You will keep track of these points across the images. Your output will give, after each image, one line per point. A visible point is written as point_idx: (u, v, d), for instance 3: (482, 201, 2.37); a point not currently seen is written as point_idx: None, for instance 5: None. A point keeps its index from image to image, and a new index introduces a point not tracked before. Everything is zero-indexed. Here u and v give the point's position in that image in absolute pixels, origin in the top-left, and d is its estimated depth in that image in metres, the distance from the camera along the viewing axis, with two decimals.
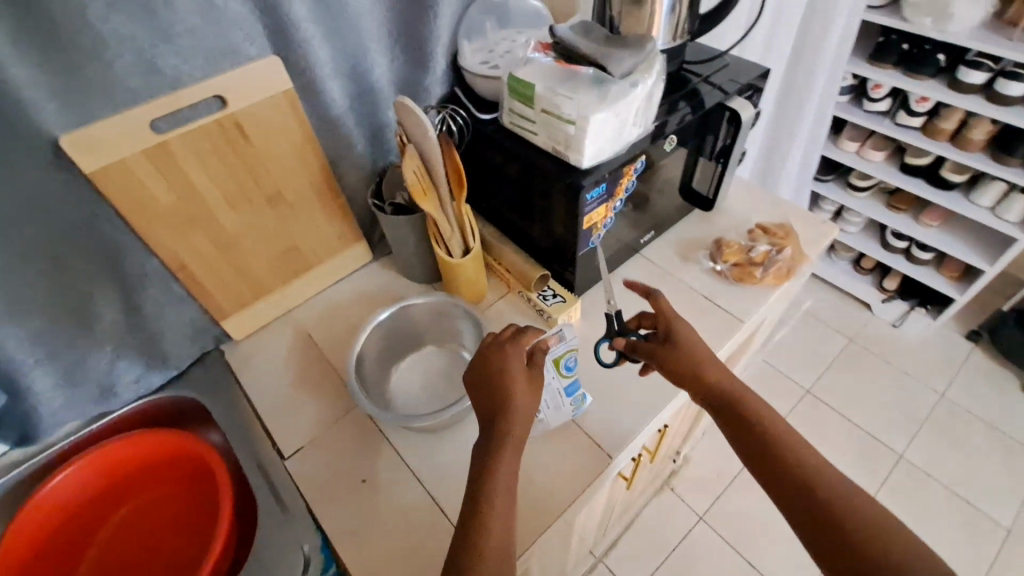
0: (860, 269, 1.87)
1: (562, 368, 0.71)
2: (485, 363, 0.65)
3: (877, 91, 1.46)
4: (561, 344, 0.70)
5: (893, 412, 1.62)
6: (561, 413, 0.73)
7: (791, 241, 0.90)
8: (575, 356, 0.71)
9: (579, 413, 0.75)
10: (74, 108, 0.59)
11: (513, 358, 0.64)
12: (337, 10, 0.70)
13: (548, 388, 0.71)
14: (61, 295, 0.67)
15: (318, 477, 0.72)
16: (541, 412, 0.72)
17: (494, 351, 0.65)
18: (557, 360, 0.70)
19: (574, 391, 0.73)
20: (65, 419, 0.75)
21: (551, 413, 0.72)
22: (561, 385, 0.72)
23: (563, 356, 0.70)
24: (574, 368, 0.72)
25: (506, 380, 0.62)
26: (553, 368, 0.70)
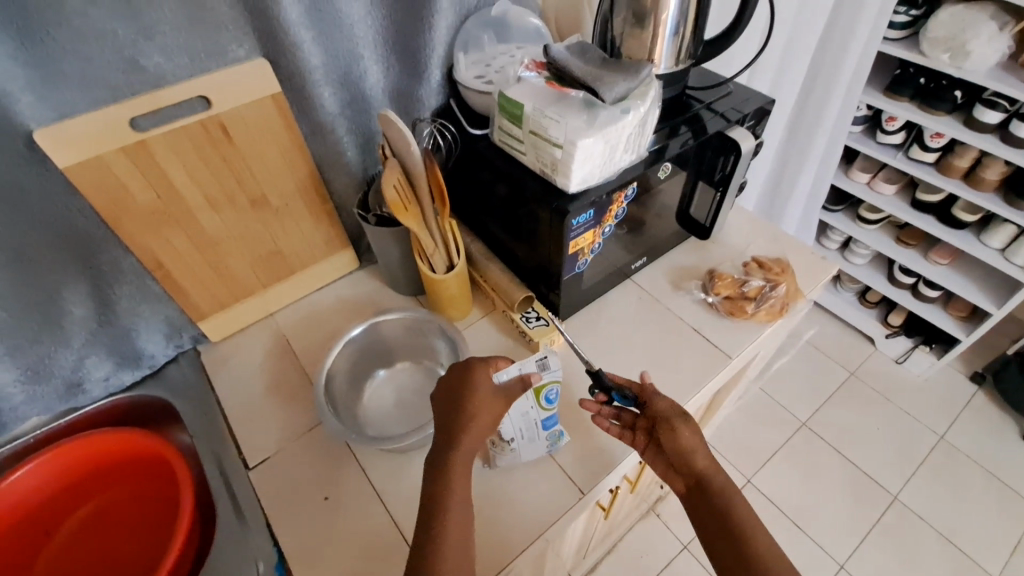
0: (865, 303, 1.83)
1: (543, 400, 0.66)
2: (453, 384, 0.63)
3: (891, 124, 1.43)
4: (544, 375, 0.65)
5: (890, 452, 1.58)
6: (535, 446, 0.69)
7: (787, 277, 0.87)
8: (558, 388, 0.67)
9: (554, 450, 0.71)
10: (50, 101, 0.58)
11: (479, 380, 0.62)
12: (329, 16, 0.69)
13: (526, 418, 0.67)
14: (30, 288, 0.66)
15: (281, 490, 0.70)
16: (516, 441, 0.67)
17: (462, 370, 0.64)
18: (539, 390, 0.66)
19: (551, 425, 0.69)
20: (30, 413, 0.74)
21: (526, 443, 0.68)
22: (540, 417, 0.67)
23: (545, 387, 0.66)
24: (555, 400, 0.68)
25: (474, 406, 0.60)
26: (534, 398, 0.66)
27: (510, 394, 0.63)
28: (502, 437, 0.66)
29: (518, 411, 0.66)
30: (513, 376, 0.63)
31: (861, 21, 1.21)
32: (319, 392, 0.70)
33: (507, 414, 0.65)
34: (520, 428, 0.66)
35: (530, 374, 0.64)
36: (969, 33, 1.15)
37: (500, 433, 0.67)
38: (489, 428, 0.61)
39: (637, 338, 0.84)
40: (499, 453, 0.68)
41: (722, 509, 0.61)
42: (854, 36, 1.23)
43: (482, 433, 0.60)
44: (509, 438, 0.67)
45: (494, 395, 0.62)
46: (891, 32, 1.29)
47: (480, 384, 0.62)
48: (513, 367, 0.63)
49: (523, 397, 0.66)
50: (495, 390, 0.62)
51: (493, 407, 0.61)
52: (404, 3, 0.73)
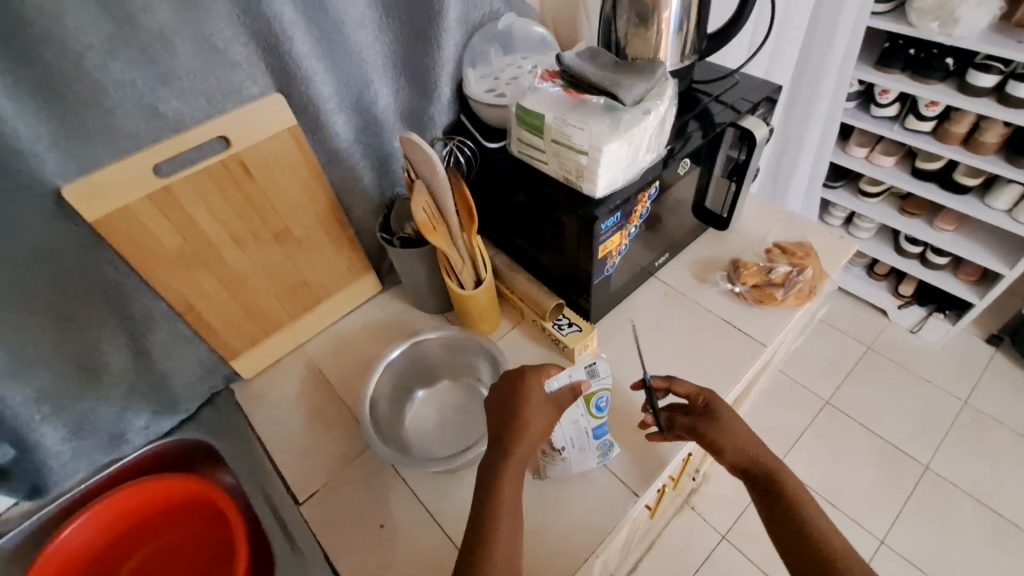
0: (874, 275, 1.84)
1: (593, 408, 0.67)
2: (504, 396, 0.63)
3: (884, 96, 1.43)
4: (594, 382, 0.65)
5: (917, 421, 1.58)
6: (585, 456, 0.69)
7: (811, 261, 0.87)
8: (608, 397, 0.67)
9: (605, 460, 0.71)
10: (76, 156, 0.58)
11: (533, 387, 0.62)
12: (338, 45, 0.69)
13: (575, 426, 0.67)
14: (66, 344, 0.65)
15: (334, 521, 0.70)
16: (566, 451, 0.68)
17: (512, 380, 0.64)
18: (589, 399, 0.66)
19: (601, 434, 0.69)
20: (73, 469, 0.74)
21: (576, 452, 0.68)
22: (590, 425, 0.68)
23: (595, 395, 0.66)
24: (605, 408, 0.68)
25: (524, 416, 0.60)
26: (583, 406, 0.66)
27: (561, 403, 0.63)
28: (552, 446, 0.67)
29: (568, 419, 0.67)
30: (564, 386, 0.64)
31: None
32: (364, 418, 0.69)
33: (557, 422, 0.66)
34: (570, 436, 0.67)
35: (580, 383, 0.64)
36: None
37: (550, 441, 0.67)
38: (540, 437, 0.61)
39: (669, 334, 0.84)
40: (549, 463, 0.68)
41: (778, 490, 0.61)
42: (843, 14, 1.24)
43: (537, 442, 0.60)
44: (559, 447, 0.67)
45: (544, 404, 0.62)
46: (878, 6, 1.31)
47: (532, 390, 0.62)
48: (564, 375, 0.64)
49: (574, 405, 0.66)
50: (545, 401, 0.62)
51: (543, 417, 0.61)
52: (410, 25, 0.73)
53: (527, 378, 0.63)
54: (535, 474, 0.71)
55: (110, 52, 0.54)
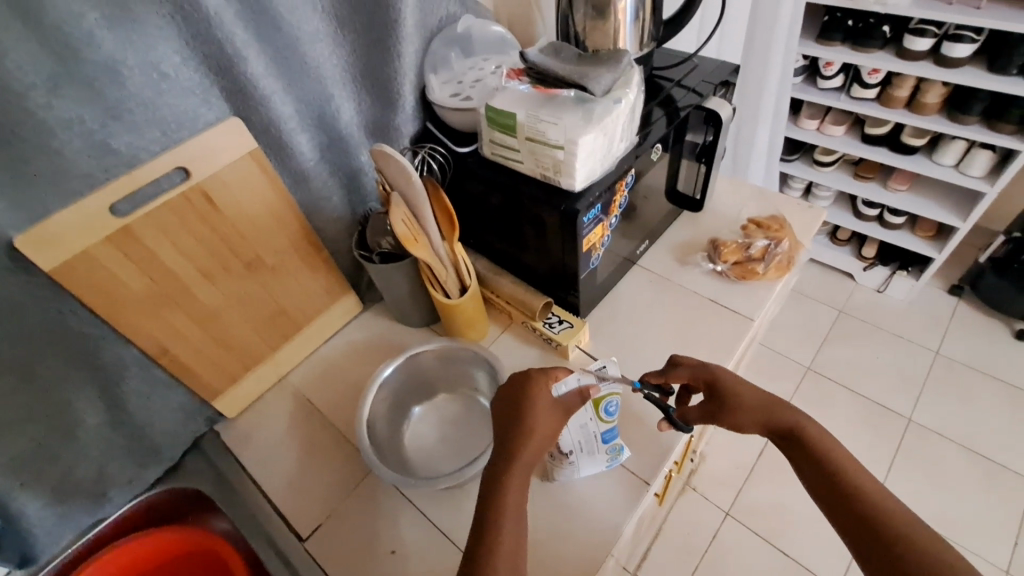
0: (837, 241, 1.90)
1: (602, 412, 0.66)
2: (510, 402, 0.62)
3: (829, 68, 1.48)
4: (602, 386, 0.66)
5: (895, 377, 1.63)
6: (594, 461, 0.68)
7: (786, 232, 0.89)
8: (617, 402, 0.67)
9: (613, 466, 0.69)
10: (25, 204, 0.54)
11: (541, 389, 0.61)
12: (294, 62, 0.66)
13: (584, 430, 0.66)
14: (34, 406, 0.61)
15: (344, 553, 0.67)
16: (574, 455, 0.66)
17: (518, 384, 0.63)
18: (598, 402, 0.66)
19: (610, 439, 0.68)
20: (54, 537, 0.69)
21: (584, 457, 0.67)
22: (599, 430, 0.67)
23: (604, 399, 0.66)
24: (615, 414, 0.67)
25: (530, 420, 0.59)
26: (592, 410, 0.66)
27: (569, 408, 0.63)
28: (560, 450, 0.66)
29: (577, 423, 0.66)
30: (571, 389, 0.64)
31: None
32: (363, 443, 0.67)
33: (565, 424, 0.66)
34: (578, 440, 0.66)
35: (588, 387, 0.64)
36: None
37: (557, 445, 0.66)
38: (547, 440, 0.59)
39: (658, 320, 0.84)
40: (557, 467, 0.67)
41: (810, 446, 0.59)
42: None
43: (542, 446, 0.59)
44: (567, 450, 0.66)
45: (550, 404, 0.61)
46: None
47: (537, 393, 0.61)
48: (571, 379, 0.64)
49: (582, 409, 0.66)
50: (551, 404, 0.61)
51: (548, 417, 0.60)
52: (366, 36, 0.71)
53: (534, 381, 0.62)
54: (542, 479, 0.69)
55: (52, 90, 0.51)
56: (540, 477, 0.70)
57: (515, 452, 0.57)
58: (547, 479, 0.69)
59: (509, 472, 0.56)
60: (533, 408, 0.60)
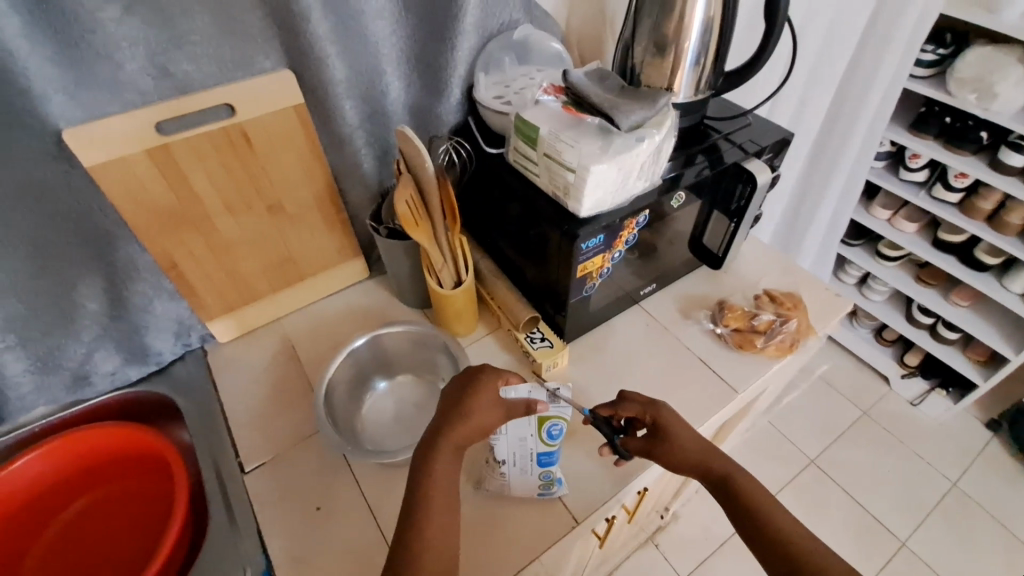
0: (881, 340, 1.79)
1: (543, 433, 0.67)
2: (454, 399, 0.62)
3: (914, 160, 1.40)
4: (551, 406, 0.67)
5: (900, 495, 1.53)
6: (526, 479, 0.67)
7: (798, 312, 0.86)
8: (562, 427, 0.67)
9: (547, 495, 0.68)
10: (81, 102, 0.60)
11: (487, 389, 0.62)
12: (354, 32, 0.70)
13: (522, 445, 0.67)
14: (44, 281, 0.67)
15: (274, 496, 0.70)
16: (507, 466, 0.67)
17: (468, 379, 0.63)
18: (542, 421, 0.66)
19: (547, 464, 0.67)
20: (35, 403, 0.75)
21: (516, 472, 0.67)
22: (537, 449, 0.67)
23: (549, 420, 0.67)
24: (557, 439, 0.67)
25: (468, 422, 0.59)
26: (535, 427, 0.67)
27: (512, 411, 0.63)
28: (494, 456, 0.67)
29: (516, 434, 0.67)
30: (519, 397, 0.64)
31: (886, 59, 1.20)
32: (318, 399, 0.70)
33: (504, 429, 0.67)
34: (513, 451, 0.67)
35: (536, 402, 0.64)
36: (997, 75, 1.12)
37: (493, 449, 0.67)
38: (478, 434, 0.60)
39: (642, 365, 0.83)
40: (489, 473, 0.68)
41: (749, 512, 0.59)
42: (879, 74, 1.22)
43: (471, 437, 0.60)
44: (501, 459, 0.67)
45: (493, 410, 0.61)
46: (918, 70, 1.26)
47: (483, 388, 0.62)
48: (523, 388, 0.64)
49: (525, 422, 0.67)
50: (498, 402, 0.62)
51: (489, 425, 0.61)
52: (429, 23, 0.75)
53: (484, 375, 0.62)
54: (473, 486, 0.69)
55: (126, 9, 0.56)
56: (472, 482, 0.70)
57: (444, 446, 0.58)
58: (479, 488, 0.69)
59: (436, 465, 0.57)
60: (474, 406, 0.60)
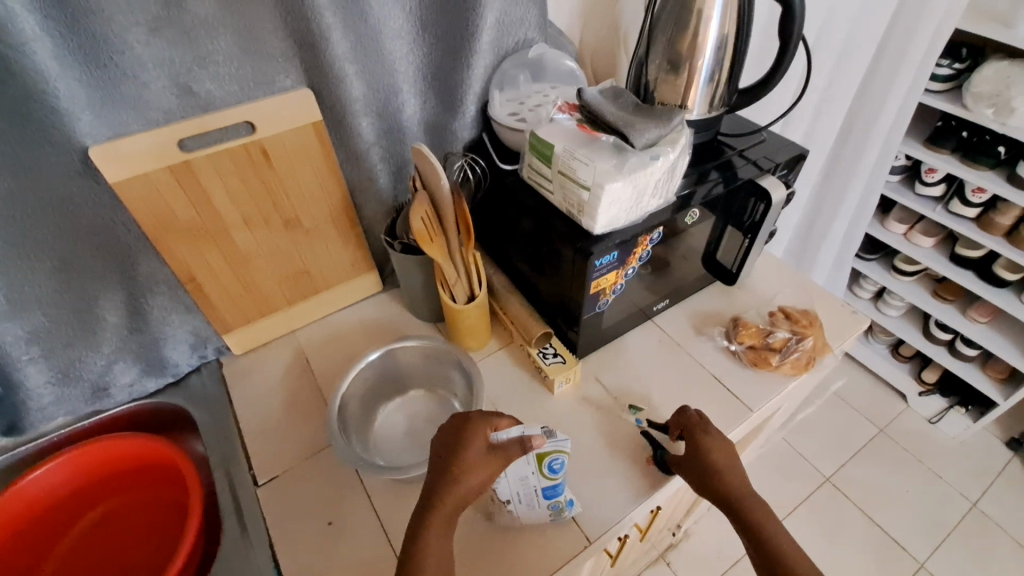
0: (898, 356, 1.76)
1: (545, 468, 0.62)
2: (442, 452, 0.60)
3: (931, 175, 1.39)
4: (549, 442, 0.61)
5: (918, 515, 1.50)
6: (535, 510, 0.66)
7: (815, 330, 0.84)
8: (564, 461, 0.62)
9: (559, 519, 0.67)
10: (108, 120, 0.61)
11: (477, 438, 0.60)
12: (372, 50, 0.71)
13: (524, 483, 0.64)
14: (67, 295, 0.68)
15: (287, 509, 0.70)
16: (513, 504, 0.65)
17: (455, 431, 0.62)
18: (541, 457, 0.62)
19: (554, 496, 0.65)
20: (55, 414, 0.76)
21: (523, 507, 0.65)
22: (540, 484, 0.64)
23: (550, 455, 0.62)
24: (559, 473, 0.63)
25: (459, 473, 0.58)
26: (535, 465, 0.62)
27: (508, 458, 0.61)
28: (498, 497, 0.66)
29: (516, 476, 0.63)
30: (511, 437, 0.61)
31: (900, 76, 1.20)
32: (332, 413, 0.70)
33: (503, 474, 0.63)
34: (517, 491, 0.64)
35: (531, 438, 0.61)
36: (1015, 89, 1.10)
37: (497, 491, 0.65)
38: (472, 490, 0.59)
39: (654, 382, 0.83)
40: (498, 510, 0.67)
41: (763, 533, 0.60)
42: (893, 90, 1.22)
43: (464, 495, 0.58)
44: (506, 499, 0.65)
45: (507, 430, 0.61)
46: (934, 84, 1.26)
47: (475, 435, 0.61)
48: (514, 429, 0.62)
49: (524, 462, 0.62)
50: (488, 452, 0.60)
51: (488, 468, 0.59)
52: (444, 42, 0.76)
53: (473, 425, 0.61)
54: (488, 515, 0.68)
55: (152, 31, 0.58)
56: (487, 510, 0.69)
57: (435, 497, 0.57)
58: (491, 520, 0.68)
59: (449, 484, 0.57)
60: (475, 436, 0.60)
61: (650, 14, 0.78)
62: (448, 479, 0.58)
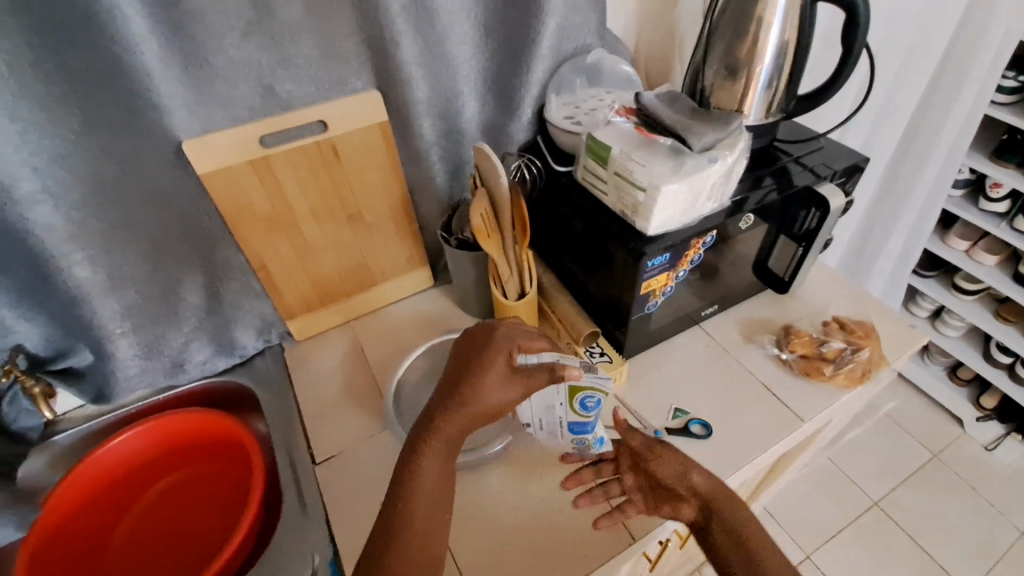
0: (955, 378, 1.68)
1: (576, 404, 0.62)
2: (463, 362, 0.63)
3: (996, 190, 1.33)
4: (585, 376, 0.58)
5: (971, 546, 1.42)
6: (558, 439, 0.70)
7: (872, 342, 0.82)
8: (597, 401, 0.60)
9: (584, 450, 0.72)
10: (200, 116, 0.67)
11: (498, 359, 0.62)
12: (437, 55, 0.75)
13: (552, 412, 0.65)
14: (157, 276, 0.75)
15: (342, 489, 0.74)
16: (534, 427, 0.70)
17: (479, 345, 0.64)
18: (574, 393, 0.60)
19: (581, 431, 0.67)
20: (138, 386, 0.82)
21: (544, 431, 0.70)
22: (568, 419, 0.65)
23: (583, 391, 0.59)
24: (591, 411, 0.62)
25: (472, 388, 0.60)
26: (565, 398, 0.61)
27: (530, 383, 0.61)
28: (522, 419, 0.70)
29: (543, 402, 0.64)
30: (542, 363, 0.61)
31: (965, 86, 1.16)
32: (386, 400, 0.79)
33: (530, 399, 0.65)
34: (541, 417, 0.67)
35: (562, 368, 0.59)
36: None
37: (522, 412, 0.69)
38: (487, 413, 0.61)
39: (700, 387, 0.83)
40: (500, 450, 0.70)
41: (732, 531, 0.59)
42: (958, 101, 1.18)
43: (477, 419, 0.60)
44: (527, 422, 0.70)
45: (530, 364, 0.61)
46: (999, 96, 1.21)
47: (495, 352, 0.62)
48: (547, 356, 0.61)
49: (553, 392, 0.62)
50: (508, 373, 0.62)
51: (505, 390, 0.61)
52: (506, 48, 0.79)
53: (494, 344, 0.63)
54: (533, 508, 0.70)
55: (245, 36, 0.63)
56: (533, 503, 0.71)
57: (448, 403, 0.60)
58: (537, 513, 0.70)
59: None
60: (500, 355, 0.62)
61: (709, 19, 0.78)
62: (461, 397, 0.60)
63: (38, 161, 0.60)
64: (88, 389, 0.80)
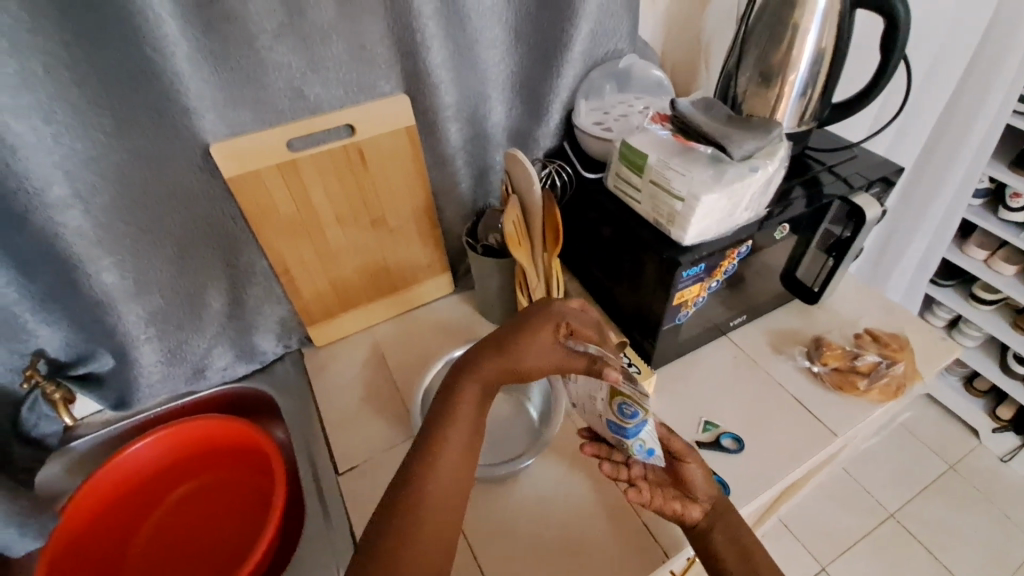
0: (972, 389, 1.66)
1: (616, 407, 0.58)
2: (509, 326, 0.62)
3: (1017, 199, 1.31)
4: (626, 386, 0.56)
5: (989, 561, 1.40)
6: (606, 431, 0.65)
7: (906, 355, 0.81)
8: (636, 413, 0.55)
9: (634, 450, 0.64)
10: (229, 119, 0.66)
11: (541, 331, 0.60)
12: (467, 58, 0.74)
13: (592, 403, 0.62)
14: (182, 281, 0.73)
15: (366, 499, 0.72)
16: (578, 408, 0.69)
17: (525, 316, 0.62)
18: (614, 396, 0.57)
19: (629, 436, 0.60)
20: (159, 392, 0.81)
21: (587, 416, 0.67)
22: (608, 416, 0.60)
23: (621, 399, 0.56)
24: (631, 419, 0.57)
25: (511, 351, 0.59)
26: (606, 396, 0.59)
27: (570, 364, 0.59)
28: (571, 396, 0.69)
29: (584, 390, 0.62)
30: (587, 353, 0.59)
31: (991, 94, 1.14)
32: (415, 406, 0.76)
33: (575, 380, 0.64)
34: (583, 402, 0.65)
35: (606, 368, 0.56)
36: None
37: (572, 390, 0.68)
38: (519, 377, 0.59)
39: (729, 398, 0.81)
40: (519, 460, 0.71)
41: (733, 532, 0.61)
42: (983, 109, 1.16)
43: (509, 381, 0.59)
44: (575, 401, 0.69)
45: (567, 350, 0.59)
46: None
47: (542, 325, 0.60)
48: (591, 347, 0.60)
49: (595, 386, 0.60)
50: (549, 347, 0.60)
51: (541, 362, 0.59)
52: (536, 52, 0.78)
53: (540, 316, 0.61)
54: (563, 523, 0.69)
55: (277, 37, 0.62)
56: (562, 518, 0.69)
57: (485, 362, 0.59)
58: (567, 528, 0.68)
59: None
60: (546, 327, 0.61)
61: (744, 25, 0.77)
62: (498, 359, 0.59)
63: (69, 164, 0.59)
64: (109, 394, 0.78)
